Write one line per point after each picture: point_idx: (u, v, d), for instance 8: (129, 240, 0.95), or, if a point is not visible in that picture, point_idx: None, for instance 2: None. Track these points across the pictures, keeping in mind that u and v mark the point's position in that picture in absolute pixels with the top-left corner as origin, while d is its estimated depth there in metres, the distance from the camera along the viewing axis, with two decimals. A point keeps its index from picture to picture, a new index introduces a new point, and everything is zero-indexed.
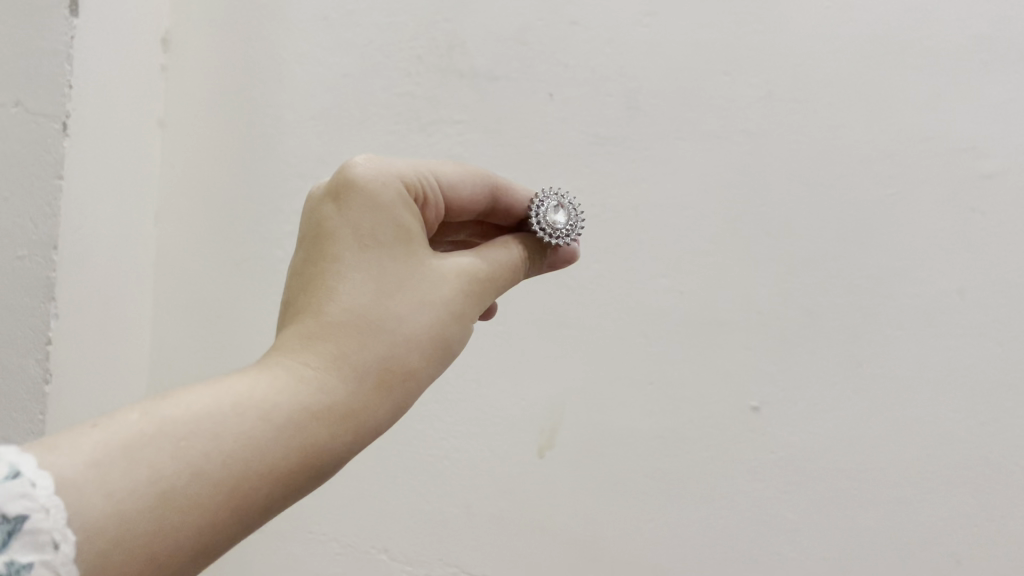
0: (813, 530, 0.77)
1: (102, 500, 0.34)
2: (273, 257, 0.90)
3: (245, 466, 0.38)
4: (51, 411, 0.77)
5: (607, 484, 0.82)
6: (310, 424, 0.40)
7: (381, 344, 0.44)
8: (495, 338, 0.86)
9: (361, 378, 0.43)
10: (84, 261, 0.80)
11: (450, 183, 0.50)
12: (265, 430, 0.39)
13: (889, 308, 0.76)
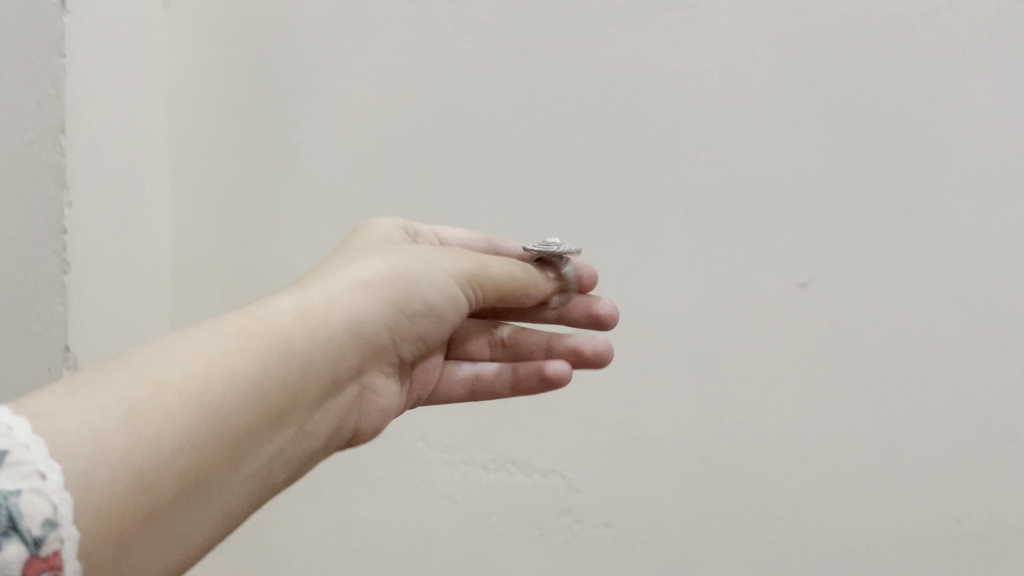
0: (865, 407, 0.75)
1: (79, 401, 0.36)
2: (291, 141, 0.85)
3: (213, 406, 0.40)
4: (72, 304, 0.75)
5: (648, 367, 0.79)
6: (271, 352, 0.44)
7: (330, 292, 0.49)
8: (525, 222, 0.80)
9: (314, 317, 0.47)
10: (93, 148, 0.76)
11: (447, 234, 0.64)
12: (230, 350, 0.43)
13: (949, 174, 0.72)
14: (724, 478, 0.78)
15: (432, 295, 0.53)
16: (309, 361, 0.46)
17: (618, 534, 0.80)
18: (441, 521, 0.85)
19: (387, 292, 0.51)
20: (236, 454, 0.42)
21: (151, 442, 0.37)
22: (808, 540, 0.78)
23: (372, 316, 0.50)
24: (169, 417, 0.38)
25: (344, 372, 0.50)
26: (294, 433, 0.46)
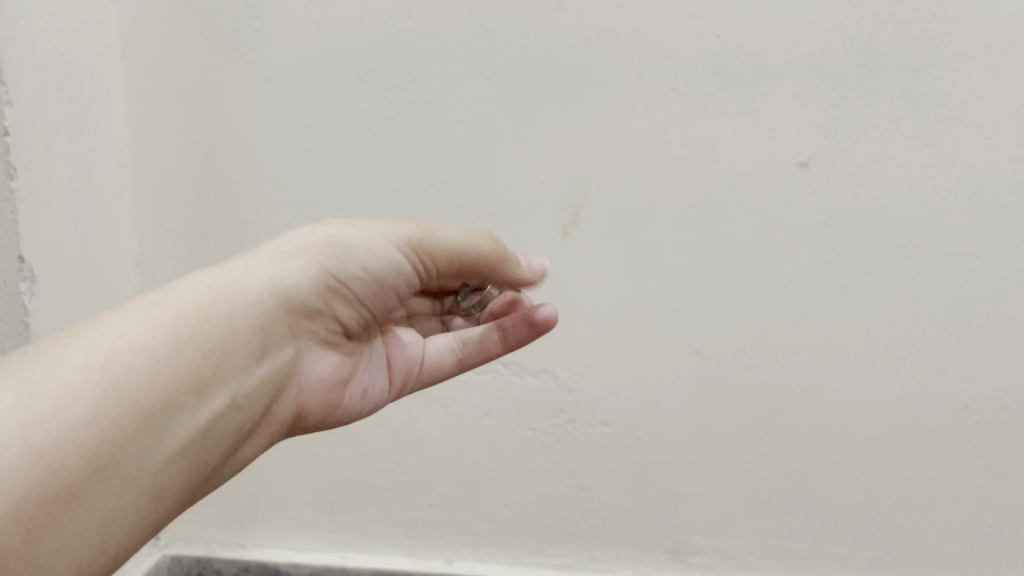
0: (869, 292, 0.71)
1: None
2: (251, 28, 0.73)
3: (105, 401, 0.35)
4: (22, 219, 0.63)
5: (642, 257, 0.74)
6: (182, 320, 0.40)
7: (251, 266, 0.45)
8: (506, 108, 0.72)
9: (233, 290, 0.43)
10: (28, 36, 0.63)
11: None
12: (137, 323, 0.39)
13: (962, 38, 0.66)
14: (722, 372, 0.75)
15: (367, 264, 0.48)
16: (230, 326, 0.42)
17: (614, 432, 0.77)
18: (433, 429, 0.79)
19: (315, 253, 0.47)
20: (155, 431, 0.37)
21: (49, 426, 0.33)
22: (810, 429, 0.75)
23: (299, 280, 0.46)
24: (70, 397, 0.34)
25: (277, 340, 0.45)
26: (228, 401, 0.42)
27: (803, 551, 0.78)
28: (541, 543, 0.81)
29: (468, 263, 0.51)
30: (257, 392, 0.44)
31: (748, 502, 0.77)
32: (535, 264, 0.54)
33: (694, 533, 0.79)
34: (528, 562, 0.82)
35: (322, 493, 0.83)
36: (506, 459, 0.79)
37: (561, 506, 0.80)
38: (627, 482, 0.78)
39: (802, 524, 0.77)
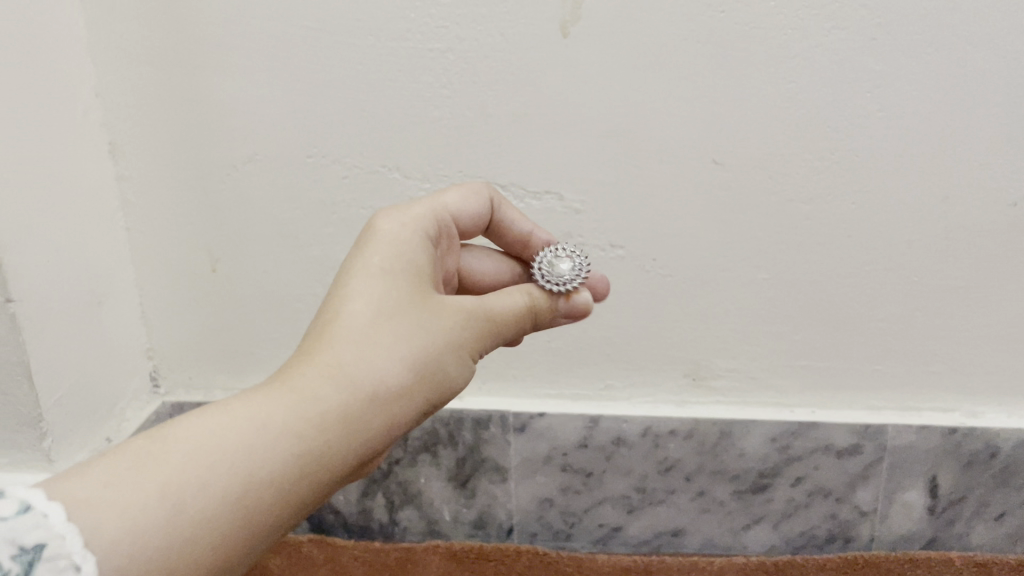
0: (910, 80, 0.62)
1: (118, 496, 0.33)
2: None
3: (243, 531, 0.35)
4: None
5: (655, 52, 0.63)
6: (318, 448, 0.38)
7: (390, 360, 0.41)
8: None
9: (366, 401, 0.39)
10: None
11: (459, 211, 0.51)
12: (274, 448, 0.37)
13: None
14: (743, 181, 0.67)
15: (457, 382, 0.45)
16: (346, 459, 0.39)
17: (627, 254, 0.71)
18: None
19: (435, 371, 0.43)
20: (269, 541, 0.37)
21: (184, 553, 0.33)
22: (839, 239, 0.68)
23: (413, 406, 0.42)
24: (203, 531, 0.34)
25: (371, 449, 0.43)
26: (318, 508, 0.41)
27: (832, 369, 0.72)
28: (553, 374, 0.76)
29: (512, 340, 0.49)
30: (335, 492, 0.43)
31: (771, 319, 0.71)
32: (578, 307, 0.51)
33: (713, 355, 0.73)
34: (540, 394, 0.76)
35: None
36: None
37: (571, 336, 0.74)
38: (641, 307, 0.72)
39: (831, 341, 0.71)
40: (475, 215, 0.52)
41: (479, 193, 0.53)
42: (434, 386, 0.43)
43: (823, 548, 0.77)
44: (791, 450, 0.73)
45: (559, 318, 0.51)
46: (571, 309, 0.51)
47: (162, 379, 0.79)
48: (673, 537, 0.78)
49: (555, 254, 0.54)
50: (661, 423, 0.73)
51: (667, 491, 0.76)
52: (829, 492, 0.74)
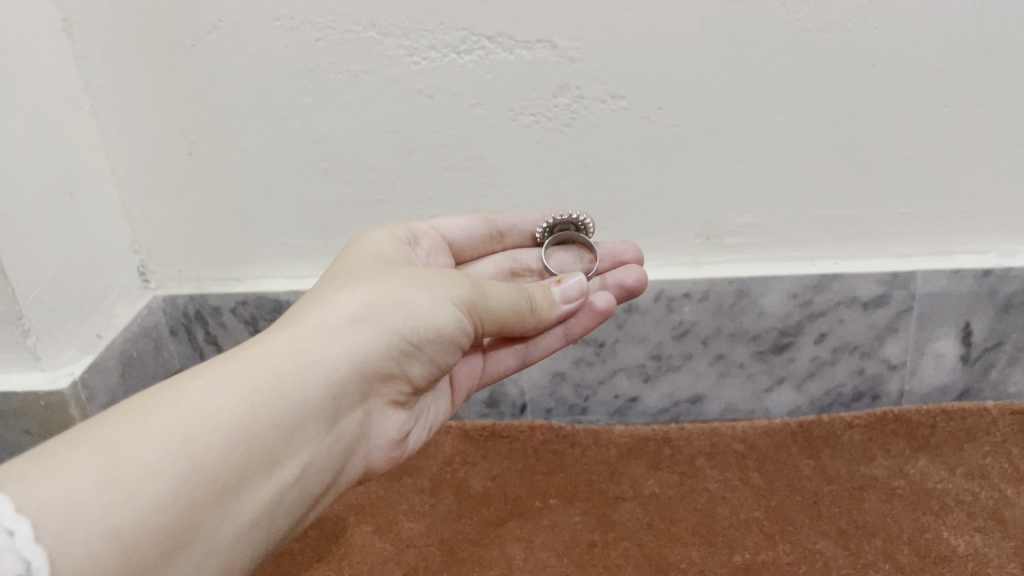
0: None
1: (56, 462, 0.33)
2: None
3: (199, 473, 0.35)
4: None
5: None
6: (271, 393, 0.38)
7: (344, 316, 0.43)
8: None
9: (320, 348, 0.41)
10: None
11: (450, 233, 0.59)
12: (220, 392, 0.37)
13: None
14: (756, 13, 0.59)
15: (431, 325, 0.45)
16: (305, 401, 0.40)
17: (629, 105, 0.64)
18: (420, 125, 0.66)
19: (392, 310, 0.44)
20: (235, 495, 0.36)
21: (128, 503, 0.33)
22: (862, 70, 0.61)
23: (372, 350, 0.43)
24: (150, 478, 0.34)
25: (346, 410, 0.43)
26: (297, 476, 0.40)
27: (855, 216, 0.67)
28: None
29: (508, 321, 0.49)
30: (323, 465, 0.42)
31: (789, 167, 0.65)
32: (570, 289, 0.53)
33: (728, 210, 0.68)
34: None
35: (314, 209, 0.70)
36: (507, 153, 0.67)
37: (575, 199, 0.69)
38: (649, 163, 0.66)
39: (855, 185, 0.65)
40: (471, 233, 0.59)
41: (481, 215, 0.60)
42: (395, 321, 0.43)
43: (849, 405, 0.74)
44: (813, 305, 0.68)
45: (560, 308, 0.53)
46: (566, 293, 0.53)
47: (151, 273, 0.75)
48: (691, 405, 0.75)
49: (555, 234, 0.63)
50: (675, 287, 0.69)
51: (683, 357, 0.72)
52: (854, 348, 0.70)
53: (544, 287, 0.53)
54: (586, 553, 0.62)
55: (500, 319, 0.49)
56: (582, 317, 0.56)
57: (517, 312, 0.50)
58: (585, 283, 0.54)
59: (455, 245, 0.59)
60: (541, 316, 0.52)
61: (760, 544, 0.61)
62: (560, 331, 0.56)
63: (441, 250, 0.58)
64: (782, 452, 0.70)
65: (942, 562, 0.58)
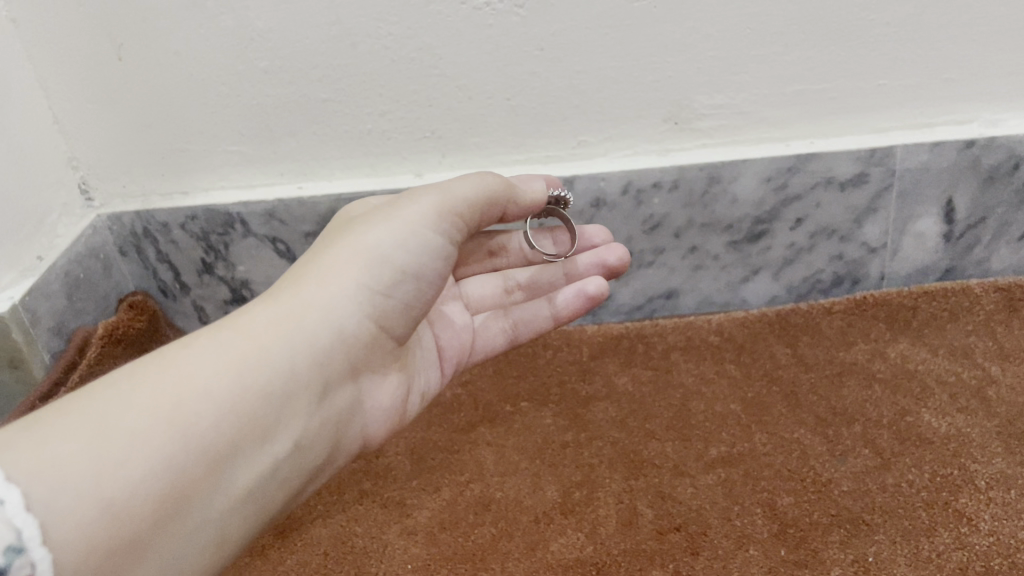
0: None
1: (44, 427, 0.31)
2: None
3: (191, 437, 0.34)
4: None
5: None
6: (255, 359, 0.37)
7: (326, 276, 0.41)
8: None
9: (301, 311, 0.40)
10: None
11: None
12: (204, 363, 0.36)
13: None
14: None
15: (405, 265, 0.43)
16: (292, 364, 0.38)
17: None
18: (360, 14, 0.60)
19: (365, 272, 0.42)
20: (227, 463, 0.35)
21: (121, 468, 0.31)
22: None
23: (351, 311, 0.41)
24: (141, 442, 0.32)
25: (333, 380, 0.41)
26: (289, 447, 0.38)
27: (832, 91, 0.62)
28: (516, 138, 0.66)
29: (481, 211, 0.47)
30: (315, 439, 0.40)
31: (760, 40, 0.60)
32: (534, 185, 0.51)
33: (697, 91, 0.62)
34: (507, 163, 0.67)
35: (258, 112, 0.66)
36: (457, 40, 0.61)
37: (533, 88, 0.63)
38: (611, 43, 0.60)
39: (832, 56, 0.60)
40: None
41: None
42: (372, 279, 0.42)
43: (828, 291, 0.71)
44: (789, 189, 0.65)
45: (573, 313, 0.56)
46: (529, 185, 0.51)
47: (93, 190, 0.71)
48: (665, 300, 0.72)
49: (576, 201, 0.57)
50: (642, 177, 0.65)
51: (655, 250, 0.69)
52: (832, 232, 0.67)
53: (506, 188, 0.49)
54: (558, 453, 0.61)
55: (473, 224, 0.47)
56: (573, 301, 0.55)
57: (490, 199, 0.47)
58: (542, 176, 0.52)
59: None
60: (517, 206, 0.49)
61: (736, 436, 0.60)
62: (549, 316, 0.56)
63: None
64: (759, 342, 0.67)
65: (922, 443, 0.56)
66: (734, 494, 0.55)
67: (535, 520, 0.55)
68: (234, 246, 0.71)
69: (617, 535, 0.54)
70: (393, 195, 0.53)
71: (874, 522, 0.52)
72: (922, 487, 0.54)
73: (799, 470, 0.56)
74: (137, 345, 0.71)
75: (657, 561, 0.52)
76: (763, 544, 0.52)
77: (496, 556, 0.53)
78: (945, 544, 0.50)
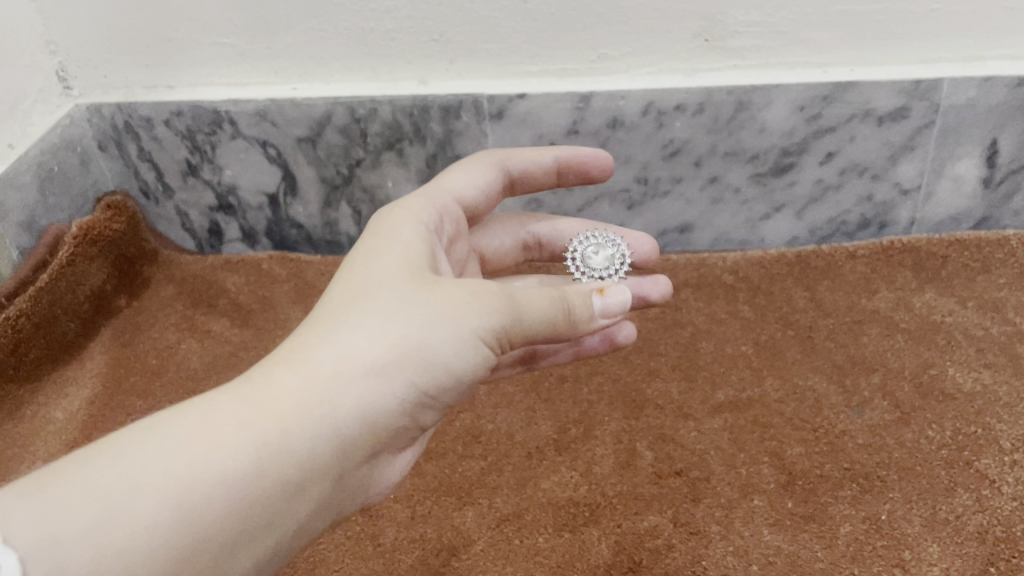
0: None
1: (47, 501, 0.27)
2: None
3: (194, 533, 0.29)
4: None
5: None
6: (278, 444, 0.31)
7: (372, 346, 0.34)
8: None
9: (334, 386, 0.33)
10: None
11: (466, 198, 0.47)
12: (220, 440, 0.30)
13: None
14: None
15: (453, 365, 0.35)
16: (312, 454, 0.32)
17: None
18: None
19: (414, 359, 0.34)
20: (227, 553, 0.30)
21: (117, 562, 0.27)
22: None
23: (389, 398, 0.34)
24: (140, 537, 0.27)
25: (354, 460, 0.34)
26: (293, 530, 0.33)
27: (879, 14, 0.57)
28: (531, 47, 0.60)
29: (540, 335, 0.38)
30: (321, 516, 0.34)
31: None
32: (613, 305, 0.42)
33: (732, 5, 0.57)
34: (520, 74, 0.62)
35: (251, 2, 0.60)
36: None
37: None
38: None
39: None
40: (487, 193, 0.48)
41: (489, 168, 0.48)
42: (415, 374, 0.34)
43: (853, 235, 0.67)
44: (822, 119, 0.60)
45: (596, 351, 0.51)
46: (607, 308, 0.41)
47: (72, 79, 0.66)
48: (680, 235, 0.68)
49: (586, 260, 0.51)
50: (666, 97, 0.60)
51: (673, 179, 0.64)
52: (864, 169, 0.63)
53: (584, 294, 0.41)
54: (555, 388, 0.57)
55: (527, 341, 0.38)
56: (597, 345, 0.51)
57: (553, 324, 0.38)
58: (628, 305, 0.42)
59: (476, 208, 0.48)
60: (575, 330, 0.40)
61: (747, 380, 0.56)
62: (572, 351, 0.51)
63: (461, 232, 0.47)
64: (776, 283, 0.63)
65: (946, 399, 0.53)
66: (740, 440, 0.52)
67: (527, 456, 0.52)
68: (221, 147, 0.66)
69: (613, 477, 0.50)
70: (438, 195, 0.45)
71: (890, 479, 0.49)
72: (943, 445, 0.50)
73: (811, 419, 0.53)
74: (111, 248, 0.65)
75: (654, 506, 0.48)
76: (771, 496, 0.48)
77: (484, 492, 0.50)
78: (964, 506, 0.47)
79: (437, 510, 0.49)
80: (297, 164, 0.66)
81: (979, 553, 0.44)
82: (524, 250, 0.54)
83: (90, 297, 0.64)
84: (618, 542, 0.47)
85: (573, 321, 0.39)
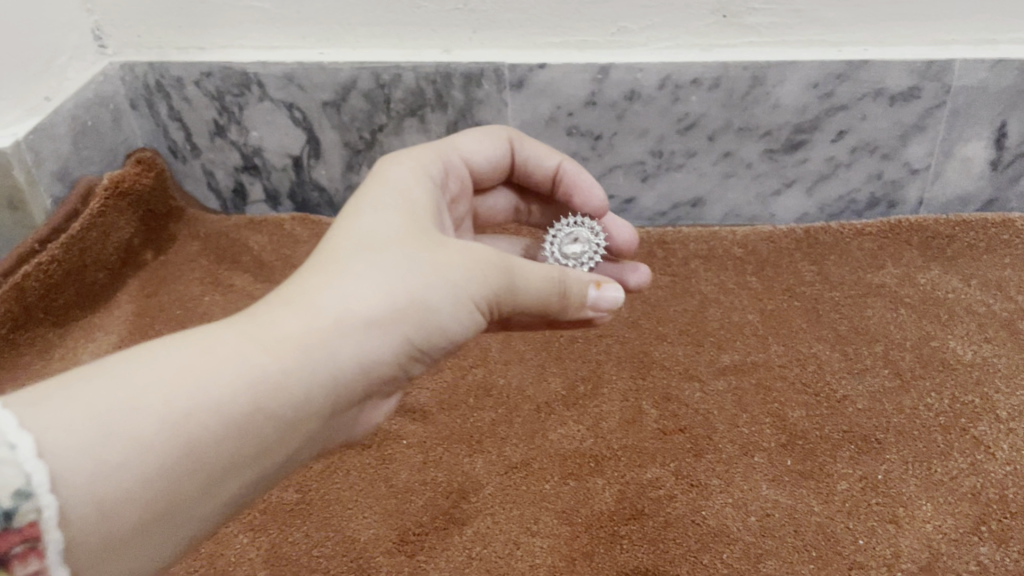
0: None
1: (56, 409, 0.27)
2: None
3: (190, 458, 0.29)
4: None
5: None
6: (278, 381, 0.31)
7: (376, 297, 0.34)
8: None
9: (337, 332, 0.33)
10: None
11: (473, 159, 0.48)
12: (224, 371, 0.30)
13: None
14: None
15: (443, 323, 0.36)
16: (307, 397, 0.32)
17: None
18: None
19: (413, 315, 0.35)
20: (215, 482, 0.30)
21: (115, 478, 0.27)
22: None
23: (382, 350, 0.35)
24: (141, 456, 0.28)
25: (340, 404, 0.35)
26: (276, 467, 0.33)
27: None
28: (553, 18, 0.62)
29: (529, 308, 0.40)
30: (301, 455, 0.35)
31: None
32: (606, 300, 0.43)
33: None
34: (541, 44, 0.63)
35: None
36: None
37: None
38: None
39: None
40: (494, 163, 0.49)
41: (501, 143, 0.49)
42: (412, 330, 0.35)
43: (862, 212, 0.68)
44: (835, 97, 0.62)
45: None
46: (600, 301, 0.43)
47: (107, 38, 0.68)
48: (691, 208, 0.69)
49: (562, 245, 0.49)
50: (683, 72, 0.62)
51: (687, 153, 0.66)
52: (875, 148, 0.64)
53: (583, 283, 0.42)
54: (566, 347, 0.59)
55: (517, 310, 0.40)
56: None
57: (543, 302, 0.40)
58: (617, 307, 0.44)
59: (479, 174, 0.49)
60: (566, 311, 0.42)
61: (752, 346, 0.58)
62: None
63: (463, 192, 0.48)
64: (784, 257, 0.65)
65: (946, 369, 0.54)
66: (743, 401, 0.54)
67: (537, 409, 0.54)
68: (249, 109, 0.68)
69: (619, 431, 0.52)
70: (449, 155, 0.46)
71: (887, 441, 0.50)
72: (941, 411, 0.52)
73: (813, 384, 0.54)
74: (141, 203, 0.67)
75: (658, 459, 0.50)
76: (771, 453, 0.50)
77: (493, 441, 0.52)
78: (958, 468, 0.48)
79: (448, 456, 0.51)
80: (321, 128, 0.68)
81: (971, 513, 0.46)
82: (520, 217, 0.56)
83: (119, 249, 0.66)
84: (622, 491, 0.48)
85: (566, 301, 0.41)
